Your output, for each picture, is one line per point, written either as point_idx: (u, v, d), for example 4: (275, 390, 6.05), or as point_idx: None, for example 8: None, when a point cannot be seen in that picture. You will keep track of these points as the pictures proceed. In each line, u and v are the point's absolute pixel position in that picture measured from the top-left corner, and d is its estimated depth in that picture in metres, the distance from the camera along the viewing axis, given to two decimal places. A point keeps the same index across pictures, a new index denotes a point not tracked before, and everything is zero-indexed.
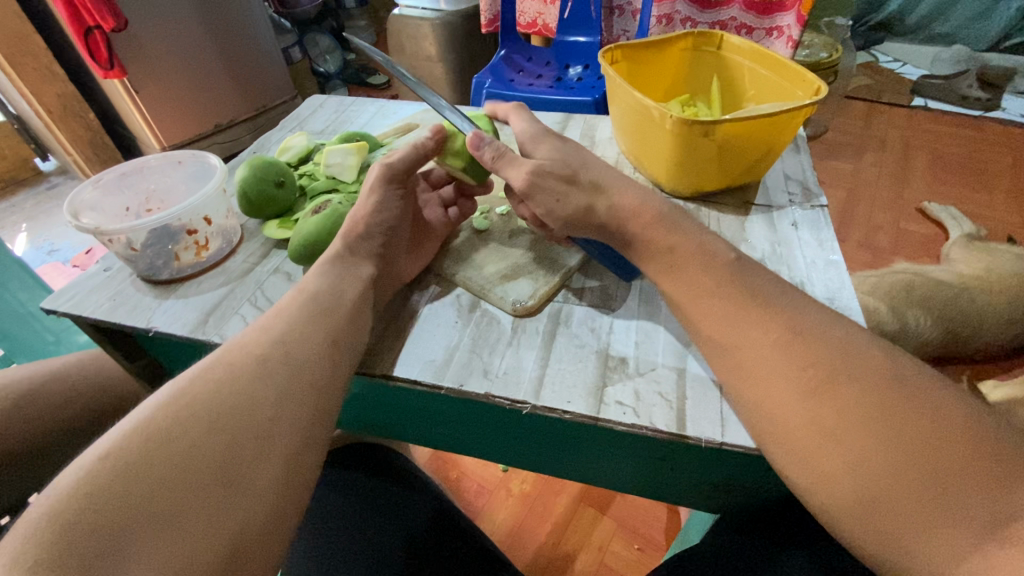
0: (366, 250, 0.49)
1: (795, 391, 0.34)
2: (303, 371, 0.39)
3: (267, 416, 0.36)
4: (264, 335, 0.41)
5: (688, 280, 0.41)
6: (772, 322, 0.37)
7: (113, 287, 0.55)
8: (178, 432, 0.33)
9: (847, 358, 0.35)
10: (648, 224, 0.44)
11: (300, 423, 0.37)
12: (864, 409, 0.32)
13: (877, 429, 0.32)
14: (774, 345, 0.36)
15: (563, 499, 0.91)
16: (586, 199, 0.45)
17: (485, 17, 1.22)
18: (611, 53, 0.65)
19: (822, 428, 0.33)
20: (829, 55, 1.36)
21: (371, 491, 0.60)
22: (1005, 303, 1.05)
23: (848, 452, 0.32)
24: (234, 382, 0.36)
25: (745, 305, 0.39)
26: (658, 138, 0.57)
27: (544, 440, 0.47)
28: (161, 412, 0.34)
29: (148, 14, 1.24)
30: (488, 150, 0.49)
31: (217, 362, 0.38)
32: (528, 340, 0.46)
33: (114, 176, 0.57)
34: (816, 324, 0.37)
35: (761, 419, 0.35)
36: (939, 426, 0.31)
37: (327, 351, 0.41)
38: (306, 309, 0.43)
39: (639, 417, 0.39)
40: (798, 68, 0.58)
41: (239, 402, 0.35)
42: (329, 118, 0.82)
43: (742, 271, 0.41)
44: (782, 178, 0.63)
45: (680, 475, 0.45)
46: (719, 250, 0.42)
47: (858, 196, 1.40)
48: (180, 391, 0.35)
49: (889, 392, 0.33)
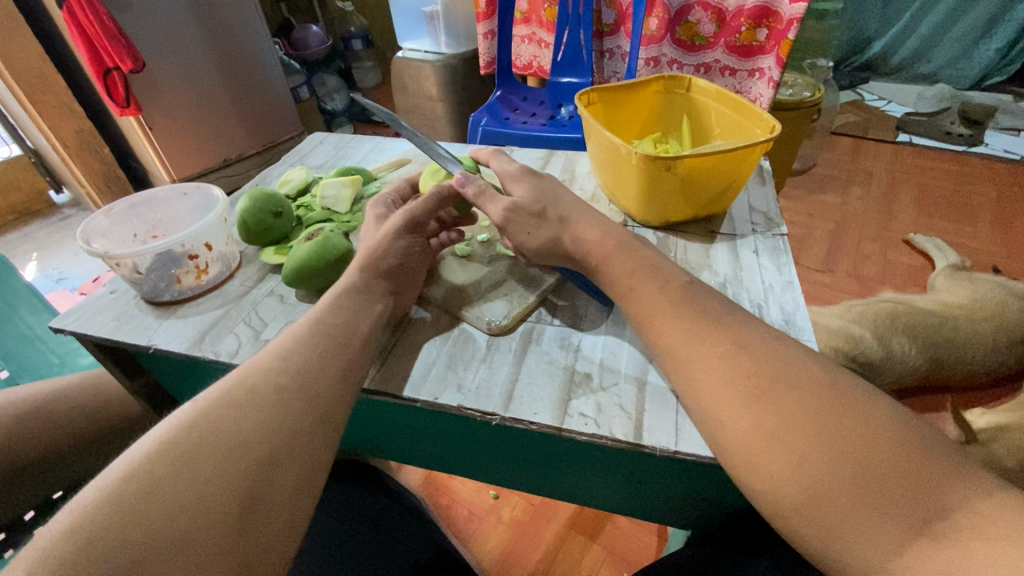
0: (379, 285, 0.51)
1: (742, 397, 0.36)
2: (317, 401, 0.41)
3: (280, 444, 0.37)
4: (286, 362, 0.42)
5: (650, 299, 0.43)
6: (718, 337, 0.39)
7: (118, 308, 0.59)
8: (198, 455, 0.34)
9: (790, 366, 0.37)
10: (607, 255, 0.47)
11: (309, 453, 0.38)
12: (806, 412, 0.34)
13: (820, 431, 0.33)
14: (720, 356, 0.38)
15: (553, 525, 0.92)
16: (554, 231, 0.50)
17: (483, 59, 1.33)
18: (586, 95, 0.71)
19: (770, 431, 0.34)
20: (812, 95, 1.43)
21: (359, 507, 0.63)
22: (992, 332, 1.07)
23: (793, 452, 0.33)
24: (253, 407, 0.38)
25: (694, 320, 0.41)
26: (627, 174, 0.62)
27: (523, 455, 0.49)
28: (186, 433, 0.35)
29: (166, 56, 1.33)
30: (470, 187, 0.53)
31: (239, 385, 0.39)
32: (501, 356, 0.49)
33: (125, 207, 0.62)
34: (765, 337, 0.39)
35: (714, 420, 0.36)
36: (875, 427, 0.33)
37: (339, 382, 0.43)
38: (323, 338, 0.45)
39: (599, 427, 0.42)
40: (757, 109, 0.63)
41: (256, 431, 0.37)
42: (328, 153, 0.88)
43: (692, 293, 0.43)
44: (746, 210, 0.67)
45: (649, 489, 0.48)
46: (672, 273, 0.45)
47: (844, 228, 1.44)
48: (202, 413, 0.37)
49: (829, 397, 0.34)
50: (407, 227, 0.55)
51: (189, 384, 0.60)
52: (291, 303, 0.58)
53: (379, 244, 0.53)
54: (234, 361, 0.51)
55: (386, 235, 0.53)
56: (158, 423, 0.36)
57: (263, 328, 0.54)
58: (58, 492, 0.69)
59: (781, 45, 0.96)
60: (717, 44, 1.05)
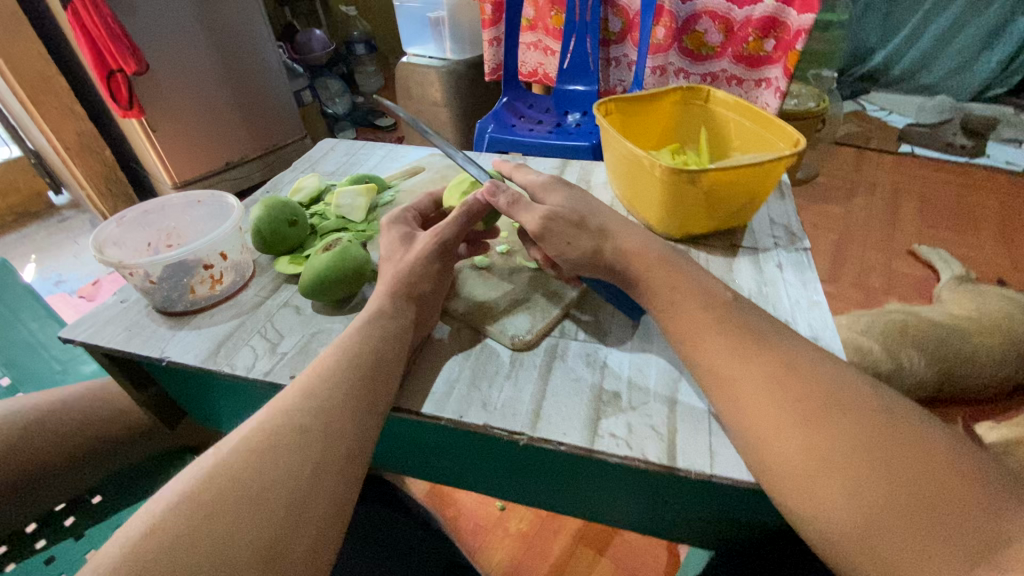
0: (408, 309, 0.49)
1: (794, 421, 0.36)
2: (339, 440, 0.39)
3: (301, 490, 0.35)
4: (306, 400, 0.40)
5: (693, 315, 0.43)
6: (767, 356, 0.39)
7: (129, 319, 0.57)
8: (216, 511, 0.33)
9: (843, 391, 0.36)
10: (649, 268, 0.47)
11: (333, 495, 0.36)
12: (860, 439, 0.34)
13: (874, 459, 0.33)
14: (766, 377, 0.38)
15: (561, 538, 0.91)
16: (595, 240, 0.49)
17: (489, 65, 1.32)
18: (604, 105, 0.70)
19: (822, 456, 0.34)
20: (818, 105, 1.43)
21: (379, 527, 0.61)
22: (997, 345, 1.07)
23: (846, 479, 0.33)
24: (272, 453, 0.36)
25: (741, 340, 0.41)
26: (650, 186, 0.61)
27: (550, 477, 0.48)
28: (206, 482, 0.34)
29: (170, 60, 1.32)
30: (503, 196, 0.53)
31: (259, 428, 0.38)
32: (525, 372, 0.48)
33: (137, 214, 0.60)
34: (812, 360, 0.39)
35: (762, 444, 0.36)
36: (931, 453, 0.32)
37: (362, 418, 0.41)
38: (344, 372, 0.43)
39: (631, 449, 0.41)
40: (781, 121, 0.63)
41: (277, 480, 0.35)
42: (340, 160, 0.86)
43: (737, 309, 0.43)
44: (767, 222, 0.66)
45: (677, 510, 0.47)
46: (716, 290, 0.45)
47: (849, 238, 1.44)
48: (222, 463, 0.35)
49: (882, 421, 0.34)
50: (438, 250, 0.53)
51: (199, 396, 0.59)
52: (308, 313, 0.57)
53: (409, 266, 0.51)
54: (250, 375, 0.50)
55: (418, 258, 0.52)
56: (181, 471, 0.36)
57: (280, 341, 0.53)
58: (59, 505, 0.66)
59: (790, 54, 0.96)
60: (725, 53, 1.05)
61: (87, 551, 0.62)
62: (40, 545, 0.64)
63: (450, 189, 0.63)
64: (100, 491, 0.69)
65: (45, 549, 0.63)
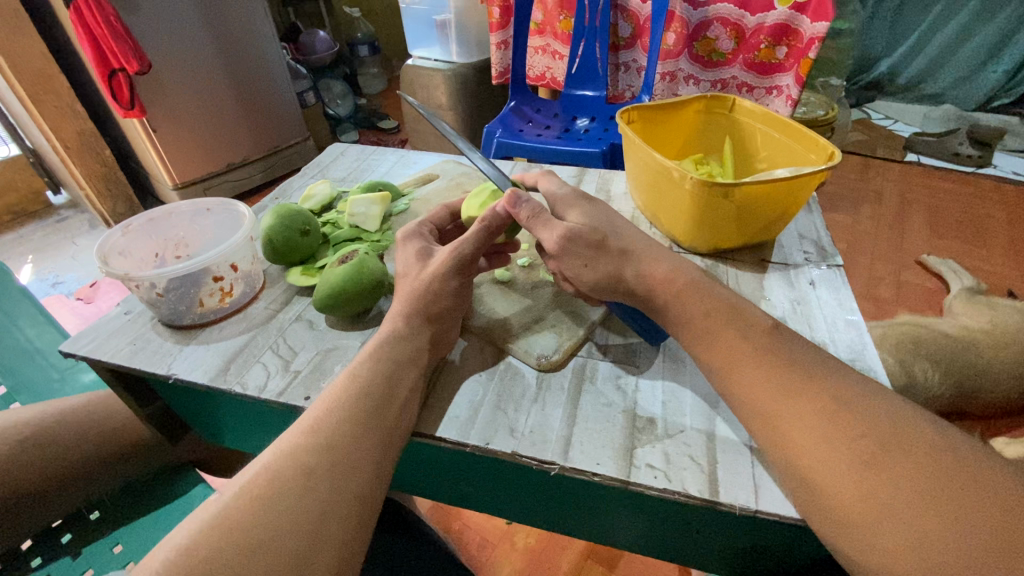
0: (425, 330, 0.47)
1: (849, 461, 0.33)
2: (348, 482, 0.36)
3: (307, 539, 0.33)
4: (313, 438, 0.38)
5: (730, 345, 0.41)
6: (814, 393, 0.37)
7: (133, 332, 0.55)
8: (217, 566, 0.30)
9: (899, 428, 0.34)
10: (682, 289, 0.44)
11: (341, 542, 0.34)
12: (921, 484, 0.31)
13: (938, 505, 0.30)
14: (818, 411, 0.36)
15: (569, 554, 0.85)
16: (616, 265, 0.46)
17: (497, 69, 1.29)
18: (627, 113, 0.68)
19: (879, 502, 0.32)
20: (826, 113, 1.41)
21: (392, 552, 0.58)
22: (1012, 361, 1.01)
23: (906, 527, 0.30)
24: (276, 499, 0.34)
25: (784, 372, 0.38)
26: (677, 198, 0.59)
27: (570, 502, 0.45)
28: (206, 535, 0.32)
29: (173, 57, 1.29)
30: (524, 209, 0.49)
31: (264, 470, 0.35)
32: (553, 396, 0.46)
33: (143, 222, 0.58)
34: (863, 393, 0.37)
35: (812, 485, 0.34)
36: (1002, 501, 0.30)
37: (374, 455, 0.38)
38: (356, 404, 0.40)
39: (670, 482, 0.39)
40: (812, 133, 0.60)
41: (283, 528, 0.33)
42: (350, 166, 0.84)
43: (779, 337, 0.41)
44: (796, 237, 0.65)
45: (707, 539, 0.43)
46: (754, 316, 0.42)
47: (858, 247, 1.41)
48: (225, 510, 0.33)
49: (945, 464, 0.32)
50: (457, 266, 0.49)
51: (206, 414, 0.56)
52: (321, 328, 0.55)
53: (427, 284, 0.48)
54: (264, 396, 0.47)
55: (437, 273, 0.49)
56: (176, 527, 0.33)
57: (293, 358, 0.51)
58: (57, 521, 0.61)
59: (801, 63, 0.93)
60: (736, 60, 1.02)
61: (87, 570, 0.56)
62: (36, 563, 0.57)
63: (473, 196, 0.59)
64: (100, 506, 0.62)
65: (40, 567, 0.57)
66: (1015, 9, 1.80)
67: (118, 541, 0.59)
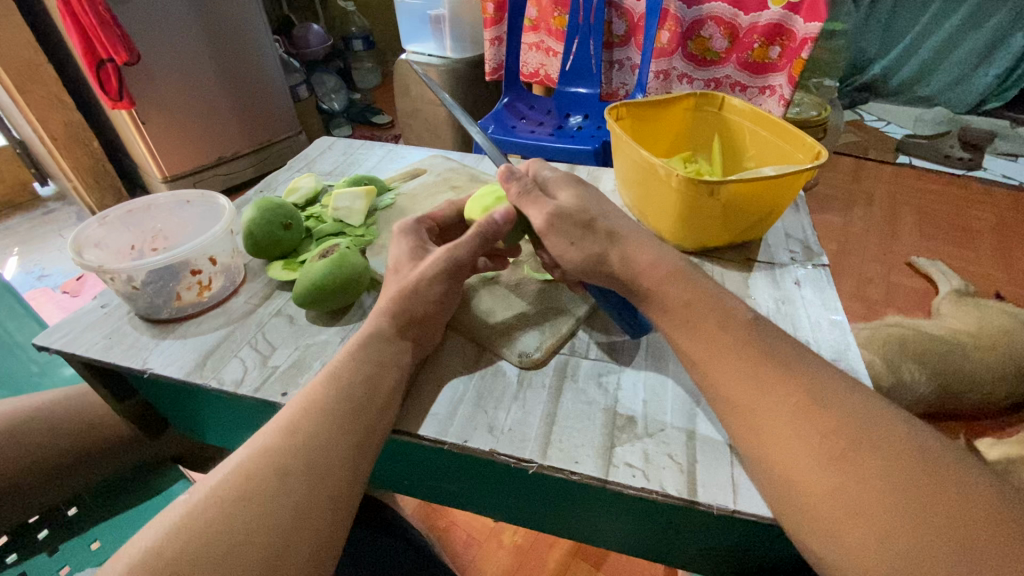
0: (396, 325, 0.46)
1: (821, 459, 0.33)
2: (319, 479, 0.36)
3: (276, 538, 0.32)
4: (284, 436, 0.37)
5: (709, 337, 0.40)
6: (790, 387, 0.37)
7: (109, 326, 0.54)
8: (182, 568, 0.30)
9: (877, 426, 0.34)
10: (660, 281, 0.43)
11: (313, 540, 0.34)
12: (892, 482, 0.31)
13: (906, 506, 0.30)
14: (793, 411, 0.35)
15: (556, 552, 0.85)
16: (601, 247, 0.46)
17: (490, 65, 1.25)
18: (616, 109, 0.68)
19: (849, 500, 0.31)
20: (818, 114, 1.41)
21: (370, 547, 0.57)
22: (998, 361, 1.02)
23: (875, 525, 0.30)
24: (245, 497, 0.33)
25: (762, 366, 0.38)
26: (664, 195, 0.58)
27: (550, 500, 0.45)
28: (173, 536, 0.31)
29: (163, 49, 1.27)
30: (516, 185, 0.50)
31: (233, 470, 0.35)
32: (534, 394, 0.46)
33: (121, 214, 0.57)
34: (842, 390, 0.36)
35: (787, 483, 0.34)
36: (967, 499, 0.30)
37: (346, 452, 0.38)
38: (328, 401, 0.39)
39: (649, 481, 0.39)
40: (798, 131, 0.60)
41: (255, 526, 0.32)
42: (337, 160, 0.83)
43: (758, 333, 0.40)
44: (782, 237, 0.65)
45: (684, 538, 0.43)
46: (735, 308, 0.42)
47: (849, 248, 1.41)
48: (192, 511, 0.32)
49: (920, 462, 0.32)
50: (451, 270, 0.49)
51: (184, 409, 0.55)
52: (301, 324, 0.54)
53: (408, 283, 0.48)
54: (239, 391, 0.47)
55: (424, 275, 0.48)
56: (143, 527, 0.33)
57: (272, 354, 0.50)
58: (33, 517, 0.60)
59: (793, 63, 0.93)
60: (729, 60, 1.02)
61: (64, 567, 0.55)
62: (11, 559, 0.55)
63: (476, 199, 0.57)
64: (77, 503, 0.61)
65: (16, 564, 0.55)
66: (1007, 13, 1.81)
67: (96, 537, 0.57)
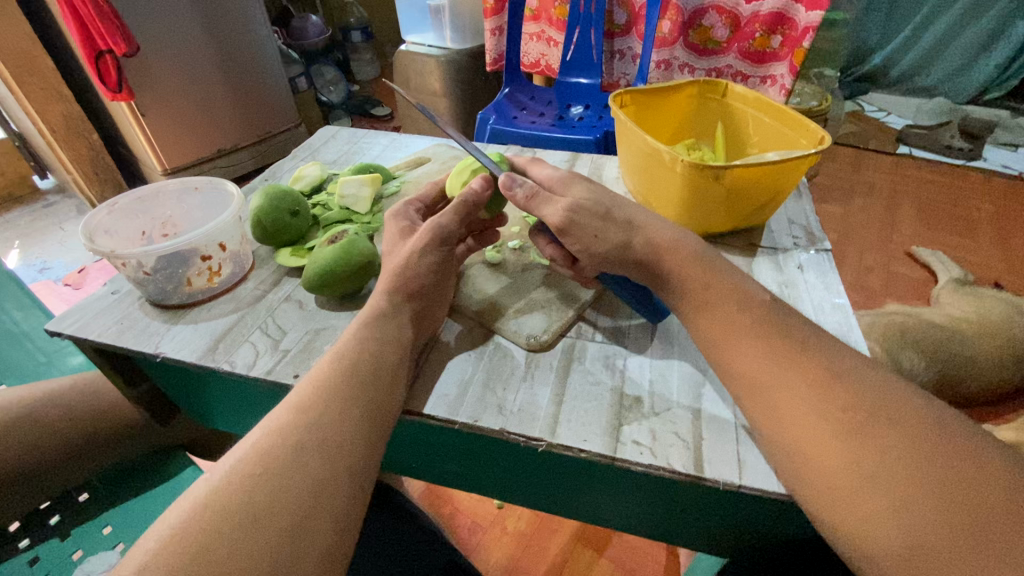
0: (404, 308, 0.47)
1: (833, 431, 0.34)
2: (334, 456, 0.36)
3: (300, 513, 0.33)
4: (301, 416, 0.38)
5: (728, 316, 0.41)
6: (805, 363, 0.37)
7: (121, 312, 0.54)
8: (211, 543, 0.31)
9: (888, 402, 0.35)
10: (682, 261, 0.44)
11: (335, 515, 0.34)
12: (904, 453, 0.32)
13: (918, 475, 0.31)
14: (810, 384, 0.36)
15: (559, 538, 0.86)
16: (624, 234, 0.46)
17: (490, 56, 1.28)
18: (620, 97, 0.68)
19: (862, 470, 0.32)
20: (819, 104, 1.41)
21: (383, 529, 0.58)
22: (997, 348, 1.03)
23: (886, 494, 0.31)
24: (263, 473, 0.34)
25: (777, 343, 0.39)
26: (668, 181, 0.59)
27: (557, 479, 0.46)
28: (194, 512, 0.32)
29: (163, 41, 1.27)
30: (520, 191, 0.49)
31: (253, 449, 0.35)
32: (542, 375, 0.47)
33: (131, 201, 0.58)
34: (854, 367, 0.37)
35: (800, 456, 0.35)
36: (978, 469, 0.31)
37: (360, 430, 0.38)
38: (342, 381, 0.40)
39: (656, 458, 0.40)
40: (802, 117, 0.61)
41: (273, 502, 0.33)
42: (342, 149, 0.83)
43: (775, 310, 0.41)
44: (786, 223, 0.65)
45: (689, 516, 0.44)
46: (754, 290, 0.43)
47: (849, 238, 1.42)
48: (216, 490, 0.33)
49: (930, 435, 0.33)
50: (436, 240, 0.50)
51: (195, 394, 0.56)
52: (310, 309, 0.54)
53: (405, 261, 0.48)
54: (251, 373, 0.47)
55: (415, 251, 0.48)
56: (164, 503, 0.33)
57: (283, 337, 0.51)
58: (45, 503, 0.60)
59: (795, 52, 0.93)
60: (730, 49, 1.02)
61: (76, 551, 0.56)
62: (24, 544, 0.57)
63: (454, 174, 0.59)
64: (89, 489, 0.61)
65: (29, 548, 0.56)
66: (1007, 2, 1.81)
67: (106, 523, 0.58)
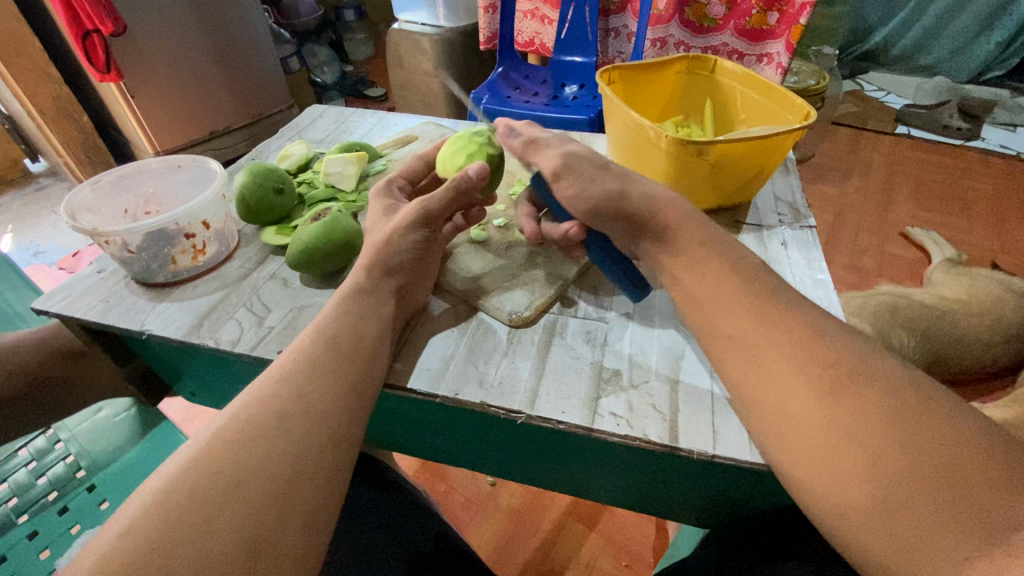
0: (378, 281, 0.47)
1: (810, 394, 0.35)
2: (317, 426, 0.37)
3: (277, 479, 0.34)
4: (278, 384, 0.38)
5: (705, 286, 0.42)
6: (783, 330, 0.38)
7: (107, 290, 0.55)
8: (188, 506, 0.31)
9: (860, 367, 0.35)
10: (668, 226, 0.45)
11: (314, 479, 0.35)
12: (874, 414, 0.33)
13: (888, 439, 0.32)
14: (783, 353, 0.37)
15: (552, 513, 0.87)
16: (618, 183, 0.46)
17: (485, 34, 1.25)
18: (608, 73, 0.68)
19: (832, 435, 0.33)
20: (816, 82, 1.39)
21: (366, 502, 0.59)
22: (987, 327, 1.03)
23: (858, 457, 0.32)
24: (244, 442, 0.35)
25: (758, 307, 0.39)
26: (653, 158, 0.59)
27: (537, 452, 0.47)
28: (178, 480, 0.32)
29: (151, 19, 1.24)
30: (517, 139, 0.51)
31: (233, 416, 0.36)
32: (523, 350, 0.47)
33: (113, 179, 0.58)
34: (830, 336, 0.38)
35: (774, 424, 0.36)
36: (948, 432, 0.31)
37: (343, 400, 0.39)
38: (317, 351, 0.41)
39: (632, 428, 0.41)
40: (790, 94, 0.60)
41: (258, 468, 0.34)
42: (329, 128, 0.83)
43: (754, 282, 0.41)
44: (771, 200, 0.65)
45: (670, 486, 0.45)
46: (735, 258, 0.43)
47: (844, 218, 1.41)
48: (193, 456, 0.34)
49: (901, 399, 0.33)
50: (422, 221, 0.49)
51: (185, 371, 0.56)
52: (296, 286, 0.55)
53: (380, 239, 0.48)
54: (236, 349, 0.48)
55: (397, 234, 0.48)
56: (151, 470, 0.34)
57: (267, 315, 0.51)
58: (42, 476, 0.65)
59: (791, 29, 0.92)
60: (726, 27, 1.00)
61: (75, 525, 0.61)
62: (23, 519, 0.61)
63: (444, 155, 0.57)
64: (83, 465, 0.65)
65: (27, 523, 0.61)
66: None
67: (103, 498, 0.63)
